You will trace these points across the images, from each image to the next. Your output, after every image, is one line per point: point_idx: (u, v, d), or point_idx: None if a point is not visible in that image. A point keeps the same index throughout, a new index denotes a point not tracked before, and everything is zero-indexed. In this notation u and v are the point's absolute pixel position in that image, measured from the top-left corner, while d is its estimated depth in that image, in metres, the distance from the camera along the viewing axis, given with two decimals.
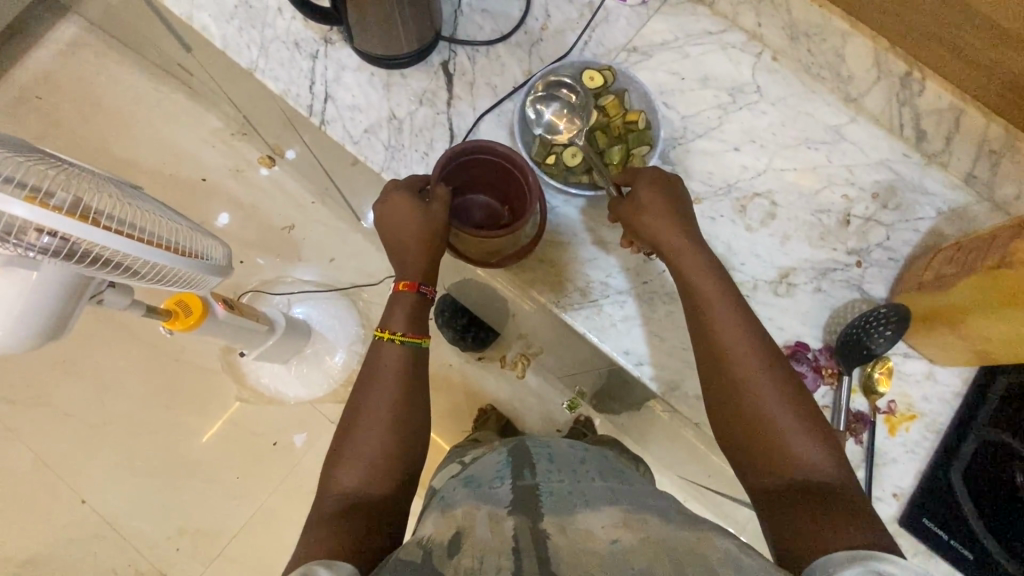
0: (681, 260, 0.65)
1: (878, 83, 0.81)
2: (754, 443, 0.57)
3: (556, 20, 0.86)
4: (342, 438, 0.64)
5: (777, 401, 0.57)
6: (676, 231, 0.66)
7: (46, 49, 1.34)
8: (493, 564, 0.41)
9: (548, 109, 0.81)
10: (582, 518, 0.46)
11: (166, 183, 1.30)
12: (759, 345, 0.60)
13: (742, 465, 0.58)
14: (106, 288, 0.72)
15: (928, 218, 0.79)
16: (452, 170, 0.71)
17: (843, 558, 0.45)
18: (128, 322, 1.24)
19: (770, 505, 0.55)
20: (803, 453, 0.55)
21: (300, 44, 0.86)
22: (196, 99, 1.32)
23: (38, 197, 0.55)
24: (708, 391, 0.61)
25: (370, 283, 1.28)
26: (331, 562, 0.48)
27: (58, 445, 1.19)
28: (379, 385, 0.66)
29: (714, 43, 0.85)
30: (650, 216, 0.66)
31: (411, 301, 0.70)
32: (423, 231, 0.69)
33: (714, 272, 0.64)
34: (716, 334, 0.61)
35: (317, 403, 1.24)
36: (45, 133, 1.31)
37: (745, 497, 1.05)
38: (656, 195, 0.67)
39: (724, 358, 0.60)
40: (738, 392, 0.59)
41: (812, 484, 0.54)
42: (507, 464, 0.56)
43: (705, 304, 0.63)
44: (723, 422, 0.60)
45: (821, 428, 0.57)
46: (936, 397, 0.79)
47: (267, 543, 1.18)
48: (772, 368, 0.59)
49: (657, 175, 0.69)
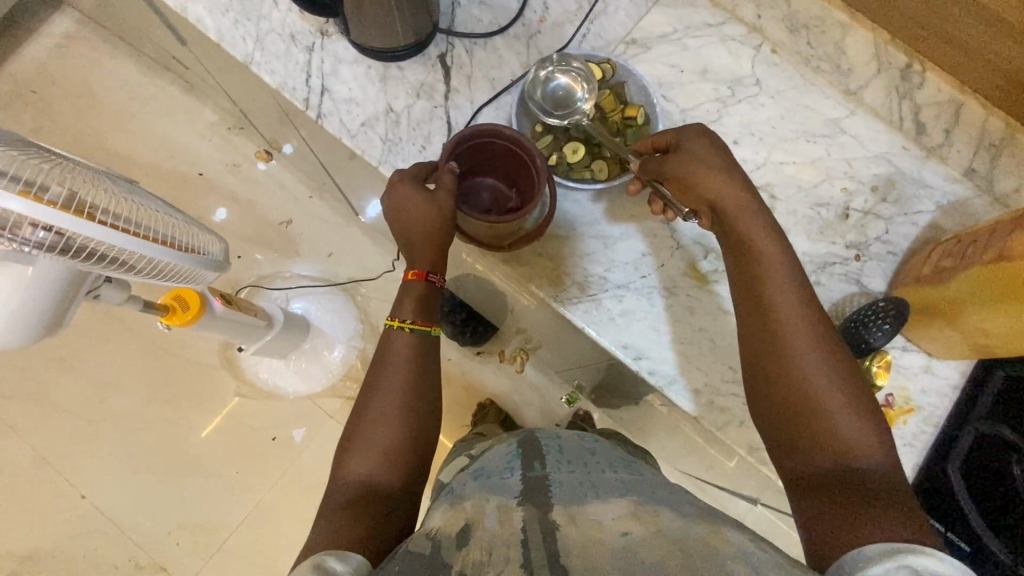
0: (743, 220, 0.63)
1: (879, 74, 0.80)
2: (800, 423, 0.56)
3: (555, 12, 0.85)
4: (352, 428, 0.64)
5: (830, 381, 0.56)
6: (736, 189, 0.63)
7: (40, 42, 1.33)
8: (502, 556, 0.40)
9: (565, 75, 0.78)
10: (592, 509, 0.46)
11: (162, 177, 1.29)
12: (815, 321, 0.59)
13: (781, 445, 0.57)
14: (103, 283, 0.72)
15: (927, 212, 0.79)
16: (460, 153, 0.70)
17: (877, 552, 0.45)
18: (126, 317, 1.23)
19: (806, 491, 0.54)
20: (853, 435, 0.54)
21: (296, 36, 0.85)
22: (191, 92, 1.31)
23: (33, 190, 0.55)
24: (752, 368, 0.60)
25: (368, 278, 1.27)
26: (341, 553, 0.48)
27: (56, 441, 1.19)
28: (388, 375, 0.66)
29: (714, 35, 0.84)
30: (712, 170, 0.64)
31: (419, 290, 0.70)
32: (429, 218, 0.68)
33: (777, 240, 0.62)
34: (769, 306, 0.60)
35: (315, 397, 1.23)
36: (41, 127, 1.30)
37: (744, 491, 1.05)
38: (712, 151, 0.65)
39: (776, 332, 0.59)
40: (787, 368, 0.57)
41: (855, 471, 0.53)
42: (517, 455, 0.56)
43: (763, 273, 0.61)
44: (766, 402, 0.58)
45: (870, 414, 0.55)
46: (933, 390, 0.78)
47: (267, 538, 1.18)
48: (824, 348, 0.58)
49: (706, 132, 0.67)
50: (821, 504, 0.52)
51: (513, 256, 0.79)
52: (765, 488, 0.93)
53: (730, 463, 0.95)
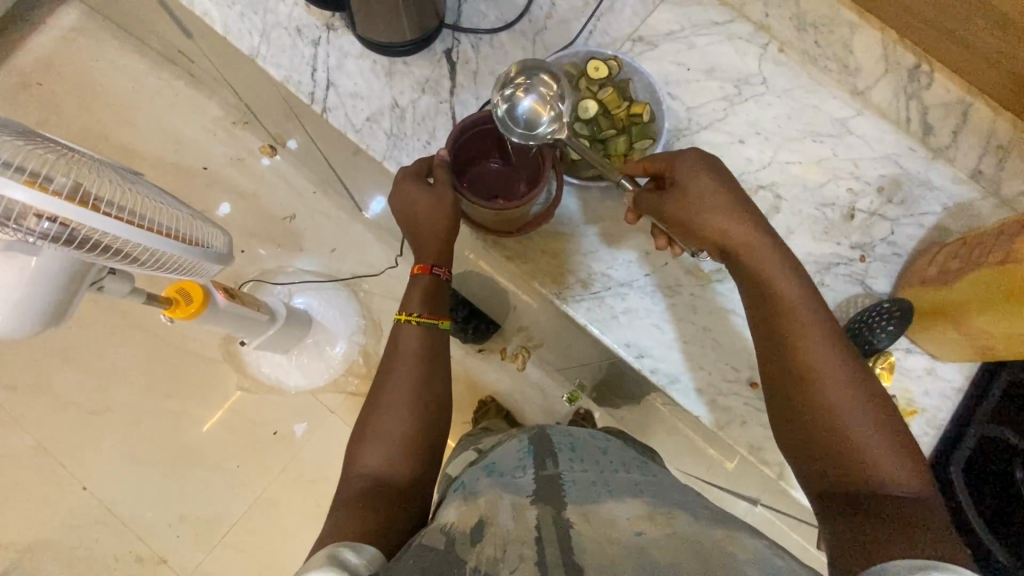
0: (762, 253, 0.63)
1: (887, 74, 0.80)
2: (836, 462, 0.55)
3: (561, 9, 0.85)
4: (363, 421, 0.64)
5: (861, 417, 0.56)
6: (742, 225, 0.63)
7: (46, 34, 1.33)
8: (516, 553, 0.40)
9: (529, 94, 0.70)
10: (605, 508, 0.46)
11: (166, 170, 1.29)
12: (840, 351, 0.59)
13: (817, 484, 0.57)
14: (106, 275, 0.72)
15: (933, 213, 0.79)
16: (462, 145, 0.70)
17: (907, 567, 0.45)
18: (129, 309, 1.23)
19: (838, 516, 0.54)
20: (889, 471, 0.54)
21: (302, 30, 0.85)
22: (196, 86, 1.31)
23: (38, 181, 0.55)
24: (780, 408, 0.59)
25: (370, 274, 1.27)
26: (355, 544, 0.48)
27: (58, 431, 1.20)
28: (399, 368, 0.66)
29: (721, 33, 0.84)
30: (713, 210, 0.63)
31: (425, 284, 0.70)
32: (434, 210, 0.68)
33: (795, 274, 0.62)
34: (792, 345, 0.59)
35: (317, 392, 1.24)
36: (46, 119, 1.31)
37: (744, 491, 1.05)
38: (715, 189, 0.64)
39: (802, 365, 0.58)
40: (816, 405, 0.57)
41: (891, 495, 0.53)
42: (529, 453, 0.56)
43: (784, 312, 0.61)
44: (795, 432, 0.58)
45: (899, 439, 0.55)
46: (936, 392, 0.77)
47: (267, 532, 1.18)
48: (851, 377, 0.58)
49: (704, 162, 0.66)
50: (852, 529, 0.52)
51: (517, 252, 0.79)
52: (765, 489, 0.92)
53: (730, 463, 0.95)
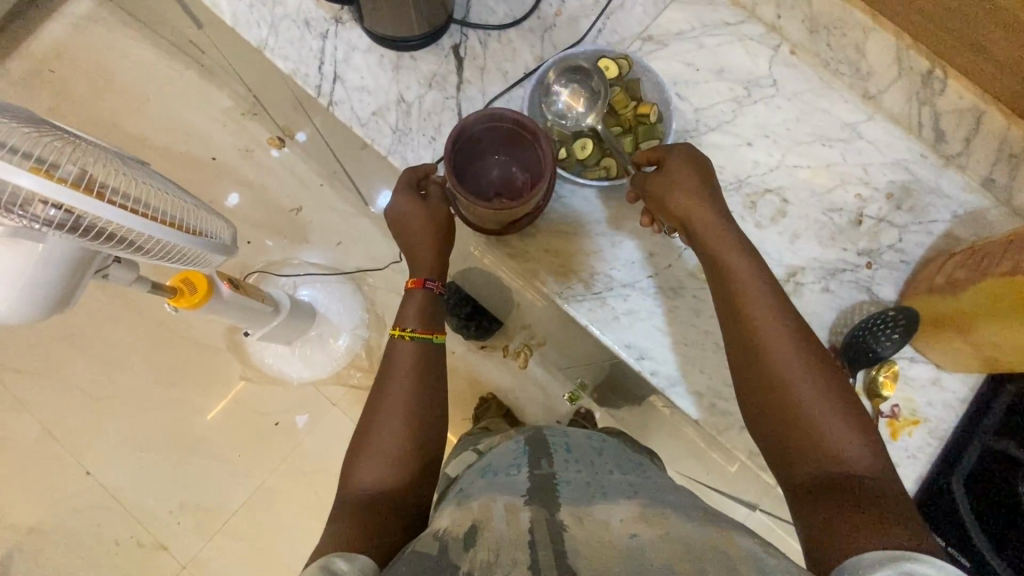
0: (715, 236, 0.66)
1: (898, 81, 0.78)
2: (799, 443, 0.56)
3: (571, 6, 0.84)
4: (360, 436, 0.64)
5: (815, 390, 0.57)
6: (707, 208, 0.67)
7: (59, 22, 1.34)
8: (509, 557, 0.40)
9: (564, 90, 0.77)
10: (599, 511, 0.46)
11: (175, 160, 1.30)
12: (792, 327, 0.60)
13: (778, 460, 0.57)
14: (112, 263, 0.72)
15: (942, 221, 0.78)
16: (468, 137, 0.69)
17: (877, 558, 0.44)
18: (136, 297, 1.24)
19: (802, 499, 0.54)
20: (845, 445, 0.55)
21: (310, 22, 0.85)
22: (206, 76, 1.31)
23: (44, 168, 0.55)
24: (742, 384, 0.61)
25: (376, 267, 1.27)
26: (349, 553, 0.47)
27: (64, 416, 1.21)
28: (395, 380, 0.66)
29: (732, 34, 0.83)
30: (683, 192, 0.67)
31: (420, 299, 0.72)
32: (424, 225, 0.72)
33: (754, 264, 0.64)
34: (749, 321, 0.61)
35: (319, 385, 1.24)
36: (58, 106, 1.31)
37: (743, 496, 1.05)
38: (688, 171, 0.68)
39: (755, 340, 0.60)
40: (770, 380, 0.58)
41: (847, 472, 0.54)
42: (524, 452, 0.56)
43: (737, 285, 0.63)
44: (755, 408, 0.59)
45: (854, 414, 0.57)
46: (940, 403, 0.76)
47: (266, 522, 1.19)
48: (804, 350, 0.59)
49: (695, 154, 0.69)
50: (822, 505, 0.53)
51: (519, 251, 0.79)
52: (764, 494, 0.92)
53: (730, 468, 0.94)
